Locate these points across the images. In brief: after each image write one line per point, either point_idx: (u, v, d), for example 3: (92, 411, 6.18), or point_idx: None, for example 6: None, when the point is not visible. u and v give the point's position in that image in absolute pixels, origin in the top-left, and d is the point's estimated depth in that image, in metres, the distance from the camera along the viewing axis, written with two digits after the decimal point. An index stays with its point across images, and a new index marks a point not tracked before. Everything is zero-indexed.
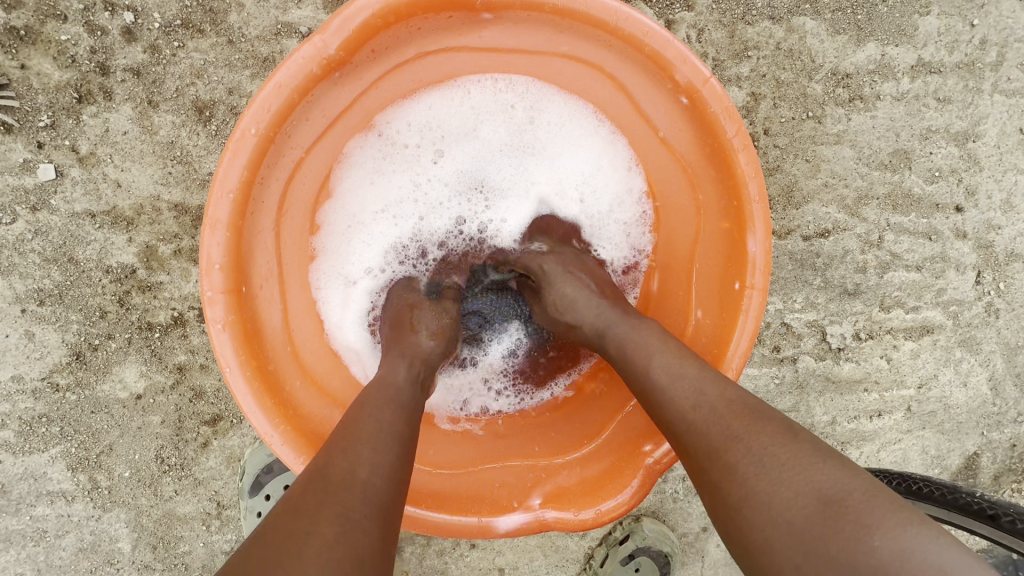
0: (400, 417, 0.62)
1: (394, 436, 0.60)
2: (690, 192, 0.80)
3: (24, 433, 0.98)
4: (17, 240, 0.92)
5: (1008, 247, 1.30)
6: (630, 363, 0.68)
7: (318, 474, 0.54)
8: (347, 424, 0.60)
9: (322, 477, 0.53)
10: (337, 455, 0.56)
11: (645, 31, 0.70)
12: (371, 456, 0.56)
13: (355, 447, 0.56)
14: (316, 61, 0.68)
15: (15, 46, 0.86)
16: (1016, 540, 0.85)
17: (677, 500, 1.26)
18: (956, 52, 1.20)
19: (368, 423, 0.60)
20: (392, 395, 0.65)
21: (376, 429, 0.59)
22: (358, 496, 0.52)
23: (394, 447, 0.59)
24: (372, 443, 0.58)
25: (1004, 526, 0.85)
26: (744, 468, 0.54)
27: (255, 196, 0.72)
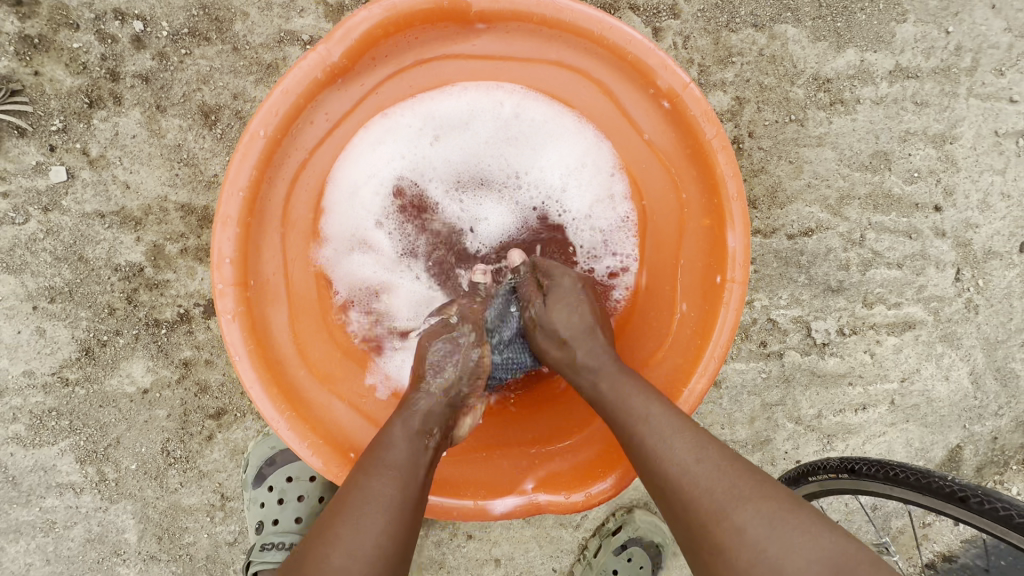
0: (388, 485, 0.63)
1: (378, 508, 0.61)
2: (675, 192, 0.84)
3: (34, 426, 1.01)
4: (30, 240, 0.95)
5: (986, 246, 1.34)
6: (625, 401, 0.69)
7: (300, 560, 0.56)
8: (339, 496, 0.62)
9: (299, 566, 0.56)
10: (321, 535, 0.58)
11: (627, 41, 0.75)
12: (349, 532, 0.58)
13: (335, 524, 0.58)
14: (320, 68, 0.72)
15: (28, 53, 0.90)
16: (986, 519, 0.90)
17: None
18: (932, 58, 1.25)
19: (352, 495, 0.61)
20: (383, 459, 0.66)
21: (358, 501, 0.61)
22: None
23: (377, 520, 0.59)
24: (350, 518, 0.59)
25: (975, 507, 0.90)
26: (754, 530, 0.56)
27: (263, 195, 0.77)
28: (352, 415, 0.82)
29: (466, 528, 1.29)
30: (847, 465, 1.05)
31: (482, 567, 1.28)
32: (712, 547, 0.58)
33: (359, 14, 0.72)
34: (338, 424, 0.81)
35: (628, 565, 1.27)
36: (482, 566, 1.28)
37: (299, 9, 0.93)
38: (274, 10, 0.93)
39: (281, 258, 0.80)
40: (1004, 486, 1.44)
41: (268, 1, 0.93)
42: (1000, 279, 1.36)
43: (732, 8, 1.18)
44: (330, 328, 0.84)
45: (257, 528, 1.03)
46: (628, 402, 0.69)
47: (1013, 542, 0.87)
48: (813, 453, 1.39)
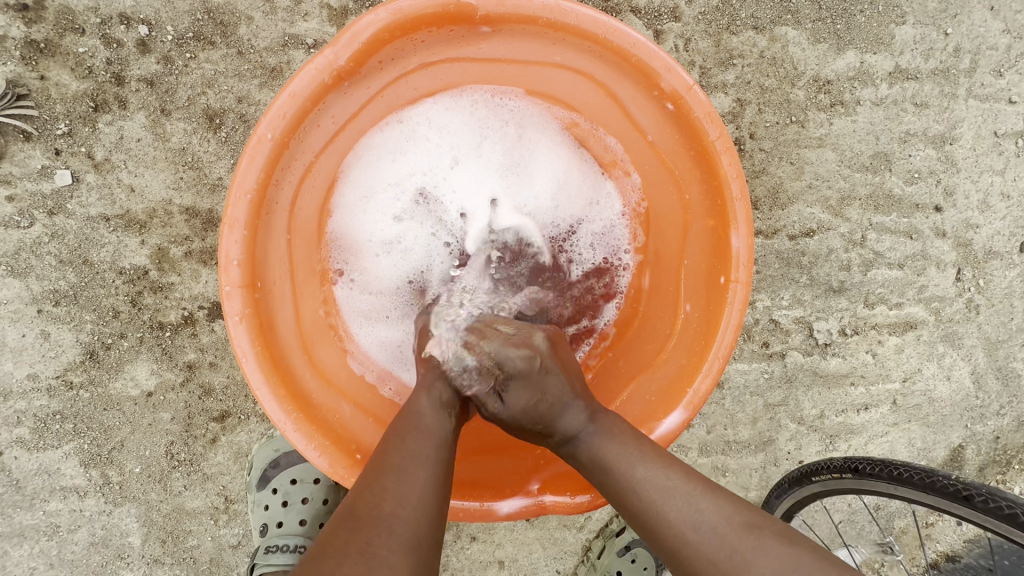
0: (426, 443, 0.65)
1: (421, 464, 0.62)
2: (677, 193, 0.84)
3: (38, 430, 1.01)
4: (34, 243, 0.95)
5: (986, 246, 1.35)
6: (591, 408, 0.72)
7: (345, 515, 0.57)
8: (378, 459, 0.63)
9: (350, 515, 0.57)
10: (367, 490, 0.59)
11: (631, 43, 0.75)
12: (398, 485, 0.59)
13: (382, 479, 0.60)
14: (326, 71, 0.72)
15: (34, 58, 0.90)
16: (989, 517, 0.90)
17: None
18: (931, 59, 1.25)
19: (394, 453, 0.63)
20: (416, 419, 0.67)
21: (401, 458, 0.62)
22: (384, 530, 0.54)
23: (422, 475, 0.61)
24: (396, 473, 0.60)
25: (979, 506, 0.90)
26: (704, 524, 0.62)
27: (269, 198, 0.77)
28: (358, 417, 0.83)
29: (470, 530, 1.29)
30: (851, 465, 1.05)
31: (486, 569, 1.28)
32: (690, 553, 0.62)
33: (366, 16, 0.71)
34: (345, 424, 0.81)
35: (632, 567, 1.26)
36: (485, 568, 1.28)
37: (303, 12, 0.94)
38: (279, 14, 0.93)
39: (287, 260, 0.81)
40: (1006, 486, 1.44)
41: (272, 5, 0.93)
42: (1000, 278, 1.37)
43: (732, 10, 1.18)
44: (338, 329, 0.85)
45: (260, 530, 1.03)
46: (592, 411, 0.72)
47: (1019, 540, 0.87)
48: (815, 453, 1.39)
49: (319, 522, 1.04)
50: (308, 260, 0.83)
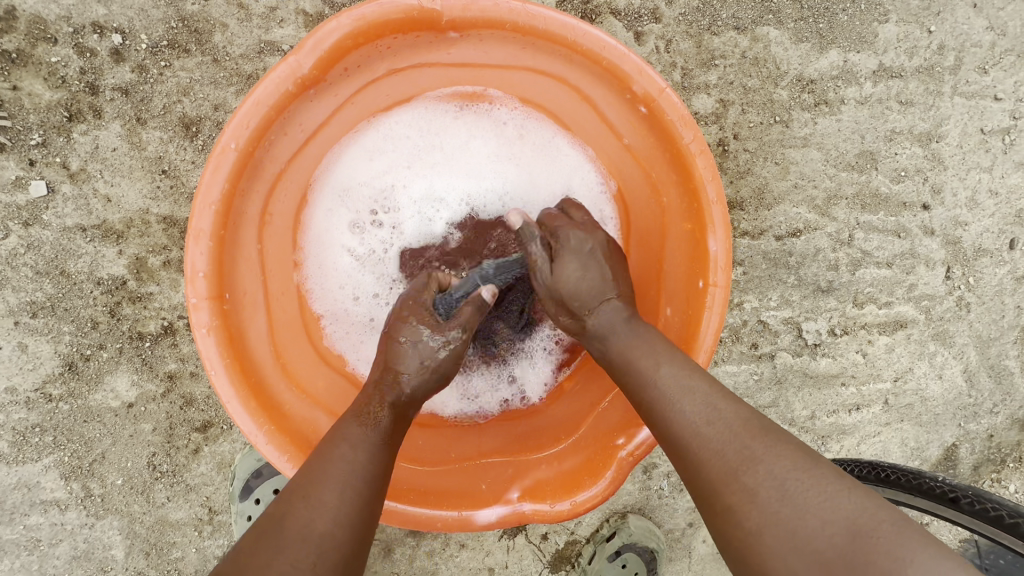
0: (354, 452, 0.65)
1: (356, 475, 0.63)
2: (655, 196, 0.83)
3: (17, 443, 1.00)
4: (10, 255, 0.94)
5: (976, 243, 1.36)
6: (630, 365, 0.70)
7: (276, 519, 0.58)
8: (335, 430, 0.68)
9: (312, 474, 0.62)
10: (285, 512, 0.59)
11: (601, 46, 0.74)
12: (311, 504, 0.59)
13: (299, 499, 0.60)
14: (291, 80, 0.71)
15: (7, 68, 0.89)
16: (981, 521, 0.87)
17: (662, 497, 1.30)
18: (915, 57, 1.25)
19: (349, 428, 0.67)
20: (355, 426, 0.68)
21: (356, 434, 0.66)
22: (312, 547, 0.56)
23: (374, 441, 0.67)
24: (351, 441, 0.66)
25: (966, 509, 0.89)
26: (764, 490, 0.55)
27: (236, 208, 0.76)
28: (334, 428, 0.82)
29: (459, 537, 1.28)
30: (839, 468, 1.06)
31: None
32: (723, 509, 0.58)
33: (329, 24, 0.70)
34: (320, 435, 0.81)
35: (623, 571, 1.26)
36: None
37: (279, 19, 0.93)
38: (254, 20, 0.93)
39: (258, 270, 0.80)
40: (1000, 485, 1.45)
41: (247, 12, 0.93)
42: (990, 276, 1.38)
43: (713, 11, 1.17)
44: (313, 339, 0.84)
45: None
46: (635, 364, 0.70)
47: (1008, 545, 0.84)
48: None
49: None
50: (281, 272, 0.82)
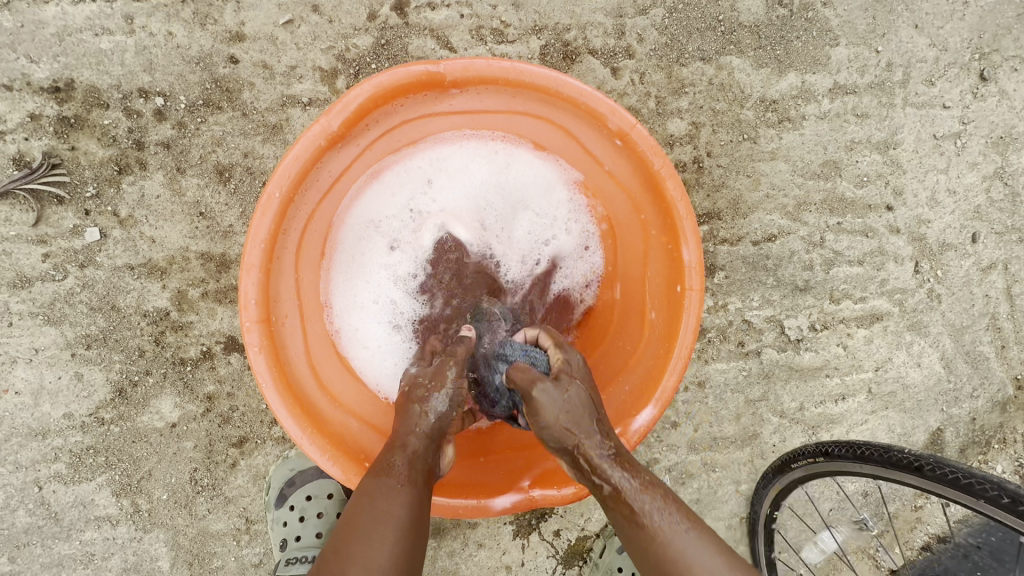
0: (397, 503, 0.72)
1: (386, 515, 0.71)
2: (635, 214, 0.96)
3: (73, 464, 1.10)
4: (68, 294, 1.06)
5: (939, 238, 1.51)
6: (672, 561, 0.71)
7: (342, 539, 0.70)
8: (376, 467, 0.76)
9: (362, 497, 0.73)
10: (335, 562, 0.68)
11: (579, 93, 0.87)
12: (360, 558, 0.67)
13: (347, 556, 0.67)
14: (323, 136, 0.85)
15: (66, 131, 1.03)
16: (940, 484, 0.98)
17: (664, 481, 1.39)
18: (867, 74, 1.38)
19: (383, 478, 0.74)
20: (391, 483, 0.73)
21: (385, 490, 0.73)
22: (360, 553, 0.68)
23: (407, 495, 0.73)
24: (384, 483, 0.74)
25: (928, 474, 0.99)
26: None
27: (278, 243, 0.89)
28: (364, 429, 0.94)
29: (477, 538, 1.37)
30: (821, 450, 1.16)
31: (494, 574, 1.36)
32: None
33: (354, 89, 0.85)
34: (353, 437, 0.92)
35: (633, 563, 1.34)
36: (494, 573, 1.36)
37: (298, 76, 1.07)
38: (277, 78, 1.06)
39: (296, 295, 0.93)
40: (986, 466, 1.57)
41: (271, 72, 1.06)
42: (957, 268, 1.53)
43: (681, 45, 1.26)
44: (341, 353, 0.95)
45: (280, 546, 1.12)
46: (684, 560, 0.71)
47: (966, 503, 0.96)
48: (800, 444, 1.49)
49: None
50: (314, 296, 0.94)
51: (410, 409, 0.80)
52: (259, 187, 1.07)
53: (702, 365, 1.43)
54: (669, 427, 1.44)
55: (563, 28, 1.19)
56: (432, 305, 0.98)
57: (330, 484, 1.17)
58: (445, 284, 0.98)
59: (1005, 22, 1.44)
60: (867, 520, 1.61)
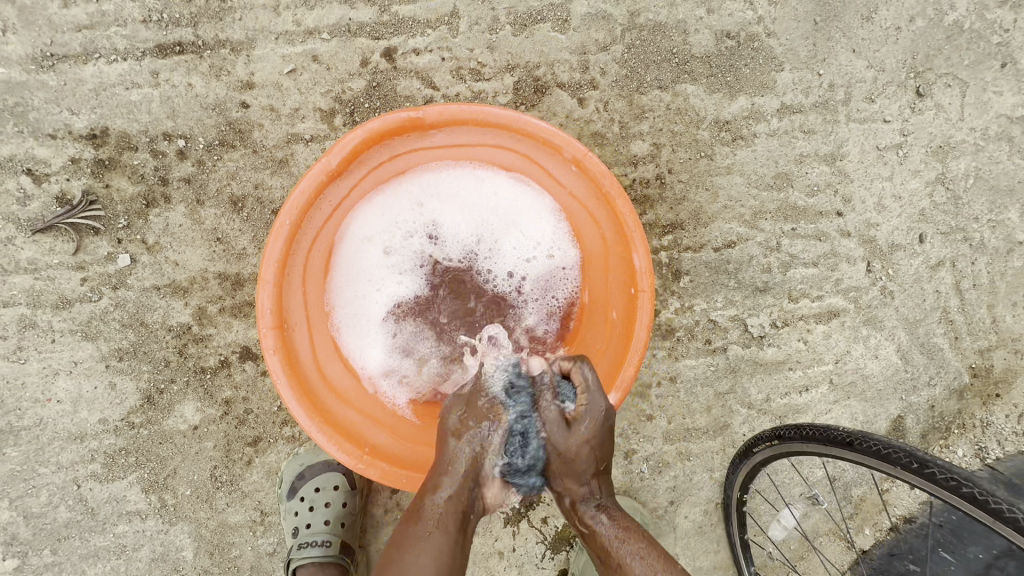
0: (428, 549, 0.85)
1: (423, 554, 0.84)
2: (596, 228, 1.10)
3: (108, 464, 1.24)
4: (102, 312, 1.20)
5: (889, 240, 1.65)
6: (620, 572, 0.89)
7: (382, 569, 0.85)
8: (415, 508, 0.90)
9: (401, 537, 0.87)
10: None
11: (538, 128, 1.03)
12: None
13: None
14: (324, 172, 1.00)
15: (101, 171, 1.18)
16: (869, 457, 1.09)
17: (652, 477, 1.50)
18: (811, 95, 1.53)
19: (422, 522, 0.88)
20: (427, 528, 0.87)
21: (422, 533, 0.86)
22: None
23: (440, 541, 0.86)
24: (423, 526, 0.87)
25: (858, 448, 1.11)
26: None
27: (289, 262, 1.04)
28: (365, 422, 1.07)
29: None
30: (775, 433, 1.29)
31: (488, 559, 1.49)
32: None
33: (349, 133, 1.01)
34: (354, 427, 1.06)
35: None
36: (487, 558, 1.49)
37: (301, 116, 1.22)
38: (282, 119, 1.22)
39: (304, 307, 1.07)
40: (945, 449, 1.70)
41: (278, 113, 1.22)
42: (907, 266, 1.67)
43: (640, 75, 1.42)
44: (344, 358, 1.08)
45: (292, 532, 1.25)
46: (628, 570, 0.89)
47: (889, 472, 1.07)
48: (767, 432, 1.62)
49: (341, 522, 1.26)
50: (319, 309, 1.08)
51: (447, 445, 0.93)
52: (269, 214, 1.22)
53: (673, 362, 1.56)
54: (645, 420, 1.57)
55: (533, 65, 1.34)
56: (425, 316, 1.10)
57: (336, 476, 1.28)
58: (436, 298, 1.10)
59: (935, 43, 1.60)
60: (830, 501, 1.72)
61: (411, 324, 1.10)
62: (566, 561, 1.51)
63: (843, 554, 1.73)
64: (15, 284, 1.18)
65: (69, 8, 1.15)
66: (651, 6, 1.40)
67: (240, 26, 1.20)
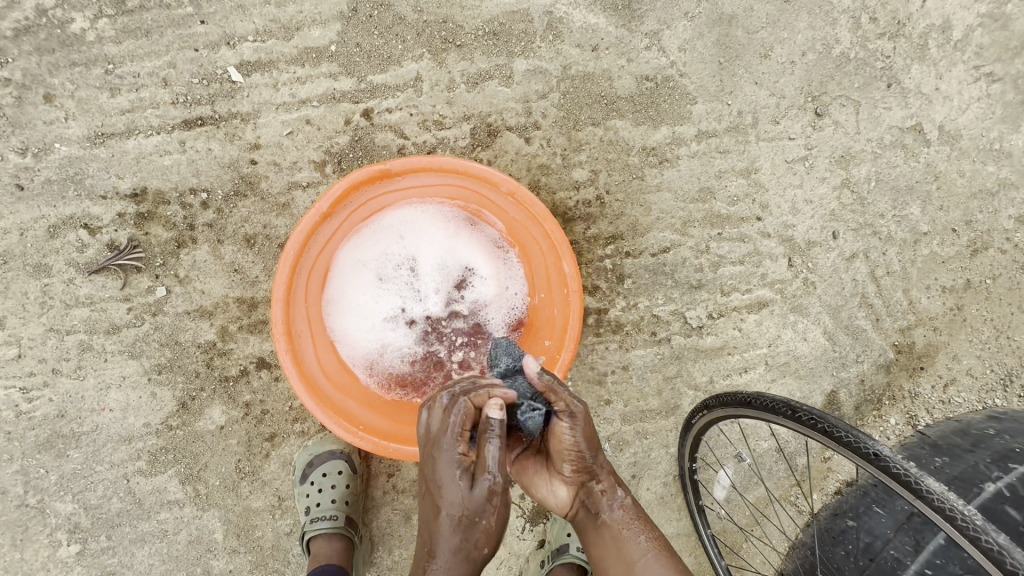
0: None
1: None
2: (536, 245, 1.38)
3: (151, 461, 1.49)
4: (145, 335, 1.48)
5: (805, 237, 1.92)
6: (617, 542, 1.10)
7: None
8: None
9: None
10: None
11: (483, 170, 1.32)
12: None
13: None
14: (318, 213, 1.29)
15: (141, 221, 1.47)
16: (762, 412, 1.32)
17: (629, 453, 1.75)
18: (723, 121, 1.83)
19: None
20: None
21: None
22: None
23: None
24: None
25: (755, 406, 1.34)
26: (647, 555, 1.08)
27: (294, 285, 1.32)
28: (360, 408, 1.35)
29: None
30: (703, 404, 1.54)
31: None
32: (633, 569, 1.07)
33: (335, 183, 1.29)
34: (351, 412, 1.34)
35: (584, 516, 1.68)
36: None
37: (299, 168, 1.52)
38: (284, 171, 1.51)
39: (307, 320, 1.35)
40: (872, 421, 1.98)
41: (280, 167, 1.51)
42: (824, 259, 1.94)
43: (576, 115, 1.72)
44: (341, 360, 1.36)
45: (305, 510, 1.50)
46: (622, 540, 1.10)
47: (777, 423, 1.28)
48: None
49: (345, 500, 1.50)
50: (319, 322, 1.35)
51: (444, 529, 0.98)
52: (276, 248, 1.50)
53: (625, 352, 1.82)
54: (604, 404, 1.83)
55: (486, 114, 1.65)
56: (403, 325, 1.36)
57: (340, 462, 1.52)
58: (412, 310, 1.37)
59: (827, 71, 1.90)
60: (778, 470, 1.95)
61: (392, 332, 1.35)
62: (544, 532, 1.75)
63: (792, 517, 1.95)
64: (74, 315, 1.46)
65: (115, 96, 1.46)
66: (581, 59, 1.71)
67: (248, 101, 1.50)
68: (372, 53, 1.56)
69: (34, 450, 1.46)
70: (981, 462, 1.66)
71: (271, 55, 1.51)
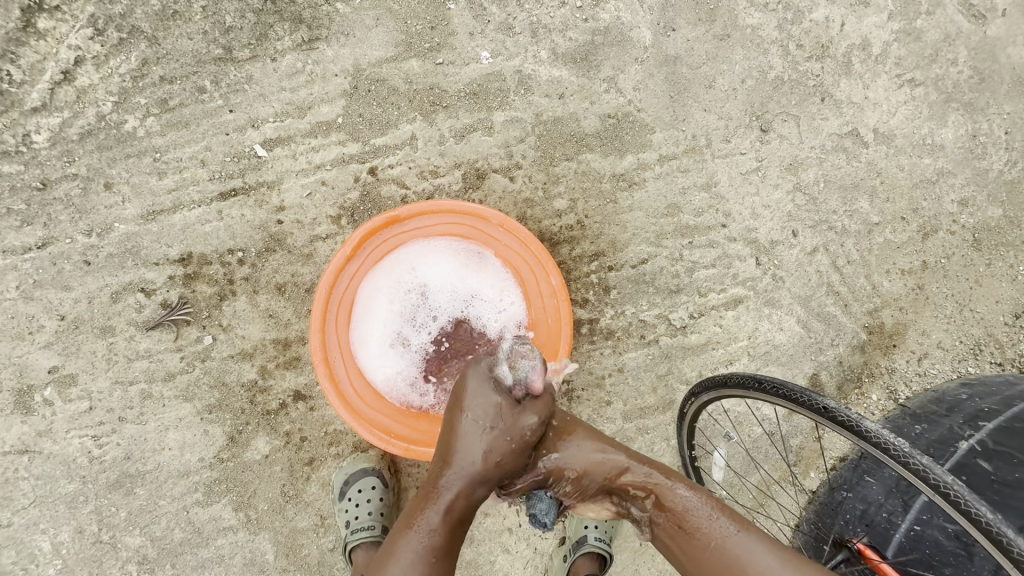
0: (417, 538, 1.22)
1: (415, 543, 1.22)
2: (527, 266, 1.61)
3: (207, 492, 1.68)
4: (196, 380, 1.69)
5: (768, 237, 2.15)
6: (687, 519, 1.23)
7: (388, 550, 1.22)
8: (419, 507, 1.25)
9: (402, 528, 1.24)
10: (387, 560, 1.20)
11: (477, 210, 1.56)
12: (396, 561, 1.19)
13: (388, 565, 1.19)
14: (342, 257, 1.52)
15: (188, 281, 1.71)
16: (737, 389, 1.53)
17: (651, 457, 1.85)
18: (681, 145, 2.09)
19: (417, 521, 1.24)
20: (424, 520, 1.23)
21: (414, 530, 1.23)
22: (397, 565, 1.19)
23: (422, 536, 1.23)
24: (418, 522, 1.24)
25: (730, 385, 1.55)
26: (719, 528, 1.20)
27: (326, 319, 1.55)
28: (389, 419, 1.58)
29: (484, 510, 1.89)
30: (691, 392, 1.73)
31: (501, 534, 1.88)
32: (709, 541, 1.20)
33: (353, 231, 1.53)
34: (382, 424, 1.57)
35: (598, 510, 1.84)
36: (500, 534, 1.88)
37: (319, 223, 1.77)
38: (306, 227, 1.76)
39: (338, 348, 1.58)
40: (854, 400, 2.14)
41: (303, 223, 1.77)
42: (788, 255, 2.16)
43: (552, 153, 1.98)
44: (369, 380, 1.59)
45: (345, 523, 1.66)
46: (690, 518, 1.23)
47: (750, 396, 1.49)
48: None
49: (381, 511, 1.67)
50: (348, 349, 1.59)
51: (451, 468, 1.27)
52: (305, 292, 1.74)
53: (619, 356, 2.03)
54: (605, 405, 2.02)
55: (474, 161, 1.91)
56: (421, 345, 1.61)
57: (372, 478, 1.69)
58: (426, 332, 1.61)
59: (766, 93, 2.17)
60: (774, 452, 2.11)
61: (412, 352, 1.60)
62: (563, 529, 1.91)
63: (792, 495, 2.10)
64: (135, 368, 1.68)
65: (162, 178, 1.72)
66: (551, 107, 1.98)
67: (273, 171, 1.77)
68: (373, 120, 1.84)
69: (106, 490, 1.66)
70: (955, 425, 1.82)
71: (289, 131, 1.78)
